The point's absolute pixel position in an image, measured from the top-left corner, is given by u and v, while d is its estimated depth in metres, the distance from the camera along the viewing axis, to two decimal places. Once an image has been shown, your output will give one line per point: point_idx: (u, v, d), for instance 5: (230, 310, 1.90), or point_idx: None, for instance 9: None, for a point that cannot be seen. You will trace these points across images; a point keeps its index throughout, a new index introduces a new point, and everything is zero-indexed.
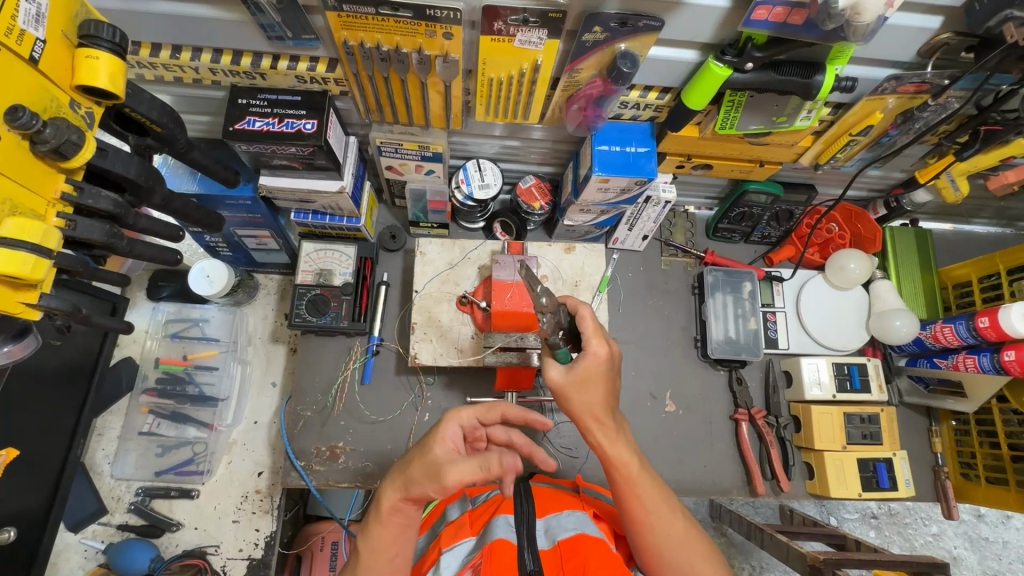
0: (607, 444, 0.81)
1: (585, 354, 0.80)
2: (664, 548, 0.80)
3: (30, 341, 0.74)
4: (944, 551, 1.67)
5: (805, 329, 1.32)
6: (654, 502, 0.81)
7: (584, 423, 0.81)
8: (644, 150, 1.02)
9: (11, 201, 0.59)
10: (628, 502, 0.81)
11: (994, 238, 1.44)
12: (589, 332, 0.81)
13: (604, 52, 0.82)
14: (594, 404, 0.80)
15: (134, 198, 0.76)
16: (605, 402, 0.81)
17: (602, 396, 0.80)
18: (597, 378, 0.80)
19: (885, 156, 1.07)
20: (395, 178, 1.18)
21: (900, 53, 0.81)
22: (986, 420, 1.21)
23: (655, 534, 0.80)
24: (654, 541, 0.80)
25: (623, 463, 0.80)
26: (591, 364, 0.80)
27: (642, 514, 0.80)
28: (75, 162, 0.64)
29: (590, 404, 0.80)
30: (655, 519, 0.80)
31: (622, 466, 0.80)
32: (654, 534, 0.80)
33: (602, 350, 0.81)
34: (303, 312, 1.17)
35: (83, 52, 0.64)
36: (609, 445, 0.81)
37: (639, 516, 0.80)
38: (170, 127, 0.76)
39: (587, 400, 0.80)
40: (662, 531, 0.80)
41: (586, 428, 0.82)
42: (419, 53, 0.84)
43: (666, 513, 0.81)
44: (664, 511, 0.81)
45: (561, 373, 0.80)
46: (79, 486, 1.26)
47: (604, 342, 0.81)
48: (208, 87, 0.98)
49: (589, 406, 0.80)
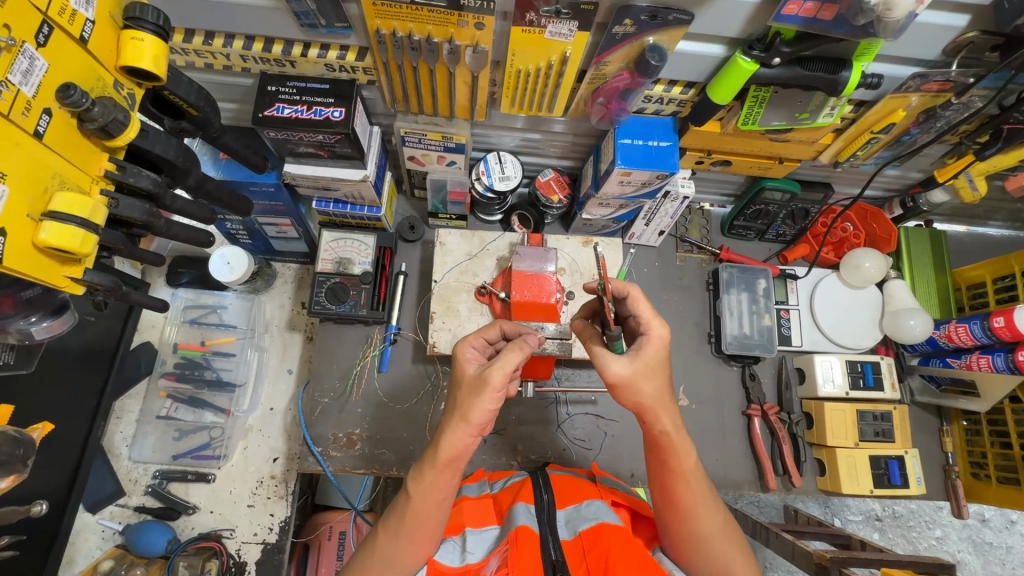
0: (672, 435, 0.79)
1: (647, 339, 0.78)
2: (702, 538, 0.82)
3: (68, 317, 0.76)
4: (948, 554, 1.67)
5: (818, 326, 1.33)
6: (703, 494, 0.82)
7: (649, 413, 0.77)
8: (666, 145, 1.04)
9: (60, 177, 0.60)
10: (676, 491, 0.82)
11: (1008, 241, 1.45)
12: (647, 315, 0.80)
13: (633, 45, 0.83)
14: (661, 394, 0.77)
15: (170, 178, 0.77)
16: (668, 391, 0.78)
17: (666, 385, 0.78)
18: (661, 364, 0.77)
19: (905, 155, 1.09)
20: (417, 168, 1.19)
21: (925, 51, 0.82)
22: (998, 421, 1.22)
23: (698, 523, 0.82)
24: (693, 530, 0.82)
25: (681, 454, 0.80)
26: (652, 347, 0.77)
27: (688, 504, 0.82)
28: (120, 141, 0.65)
29: (658, 393, 0.77)
30: (700, 510, 0.82)
31: (679, 456, 0.80)
32: (696, 524, 0.82)
33: (664, 333, 0.78)
34: (323, 299, 1.19)
35: (129, 33, 0.65)
36: (672, 435, 0.79)
37: (686, 505, 0.82)
38: (206, 110, 0.77)
39: (653, 390, 0.76)
40: (706, 521, 0.82)
41: (652, 418, 0.78)
42: (450, 43, 0.85)
43: (712, 505, 0.83)
44: (710, 504, 0.83)
45: (627, 366, 0.74)
46: (97, 467, 1.28)
47: (665, 325, 0.79)
48: (237, 74, 0.99)
49: (656, 393, 0.76)
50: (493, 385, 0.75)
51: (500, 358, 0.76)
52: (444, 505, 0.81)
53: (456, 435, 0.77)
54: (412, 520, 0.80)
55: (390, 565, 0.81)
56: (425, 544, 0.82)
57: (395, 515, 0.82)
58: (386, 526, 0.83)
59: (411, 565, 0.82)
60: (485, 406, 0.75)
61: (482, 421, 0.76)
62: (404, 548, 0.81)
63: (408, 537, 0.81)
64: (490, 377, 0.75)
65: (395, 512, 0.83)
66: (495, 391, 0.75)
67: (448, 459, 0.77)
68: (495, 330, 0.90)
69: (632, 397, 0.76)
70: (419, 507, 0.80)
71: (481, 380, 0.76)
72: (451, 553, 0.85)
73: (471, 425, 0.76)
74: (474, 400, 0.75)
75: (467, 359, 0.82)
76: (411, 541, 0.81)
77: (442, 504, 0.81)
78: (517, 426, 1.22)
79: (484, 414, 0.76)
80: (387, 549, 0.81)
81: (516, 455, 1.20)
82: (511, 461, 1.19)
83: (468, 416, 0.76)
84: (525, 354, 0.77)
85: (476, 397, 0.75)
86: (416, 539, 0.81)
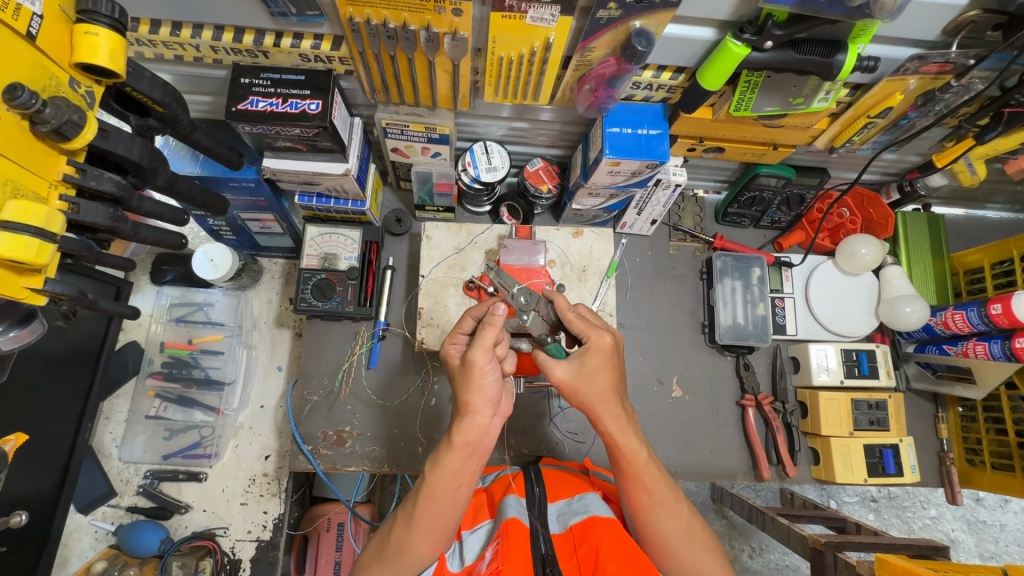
0: (616, 435, 0.82)
1: (588, 348, 0.82)
2: (665, 538, 0.82)
3: (35, 326, 0.74)
4: (942, 533, 1.68)
5: (813, 314, 1.31)
6: (660, 492, 0.83)
7: (595, 411, 0.82)
8: (656, 132, 1.00)
9: (12, 182, 0.58)
10: (633, 491, 0.83)
11: (1006, 223, 1.42)
12: (585, 325, 0.83)
13: (618, 30, 0.80)
14: (604, 395, 0.81)
15: (138, 180, 0.75)
16: (614, 391, 0.82)
17: (610, 387, 0.82)
18: (601, 366, 0.82)
19: (902, 139, 1.06)
20: (401, 160, 1.16)
21: (925, 30, 0.78)
22: (994, 407, 1.20)
23: (658, 522, 0.82)
24: (657, 529, 0.83)
25: (631, 454, 0.82)
26: (593, 355, 0.82)
27: (647, 503, 0.83)
28: (77, 142, 0.62)
29: (601, 393, 0.81)
30: (659, 509, 0.83)
31: (629, 456, 0.82)
32: (657, 524, 0.82)
33: (603, 340, 0.82)
34: (309, 296, 1.16)
35: (82, 28, 0.62)
36: (618, 434, 0.82)
37: (645, 506, 0.83)
38: (172, 107, 0.74)
39: (596, 389, 0.81)
40: (666, 521, 0.82)
41: (597, 417, 0.82)
42: (427, 30, 0.81)
43: (673, 506, 0.83)
44: (669, 502, 0.83)
45: (568, 371, 0.82)
46: (87, 468, 1.27)
47: (603, 330, 0.82)
48: (210, 66, 0.95)
49: (599, 394, 0.81)
50: (478, 365, 0.76)
51: (476, 339, 0.77)
52: (461, 491, 0.80)
53: (480, 415, 0.77)
54: (424, 507, 0.79)
55: (405, 551, 0.80)
56: (438, 534, 0.80)
57: (409, 501, 0.81)
58: (400, 514, 0.82)
59: (427, 557, 0.81)
60: (487, 380, 0.77)
61: (486, 400, 0.77)
62: (422, 540, 0.79)
63: (420, 528, 0.79)
64: (476, 360, 0.76)
65: (411, 499, 0.82)
66: (485, 368, 0.76)
67: (464, 441, 0.77)
68: (468, 321, 0.90)
69: (577, 398, 0.83)
70: (432, 493, 0.78)
71: (466, 365, 0.78)
72: (453, 558, 0.86)
73: (480, 408, 0.77)
74: (470, 385, 0.77)
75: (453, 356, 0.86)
76: (425, 530, 0.79)
77: (458, 495, 0.80)
78: (509, 420, 1.21)
79: (485, 393, 0.77)
80: (400, 536, 0.80)
81: (509, 449, 1.19)
82: (503, 456, 1.19)
83: (471, 401, 0.77)
84: (500, 326, 0.78)
85: (469, 381, 0.76)
86: (431, 529, 0.79)
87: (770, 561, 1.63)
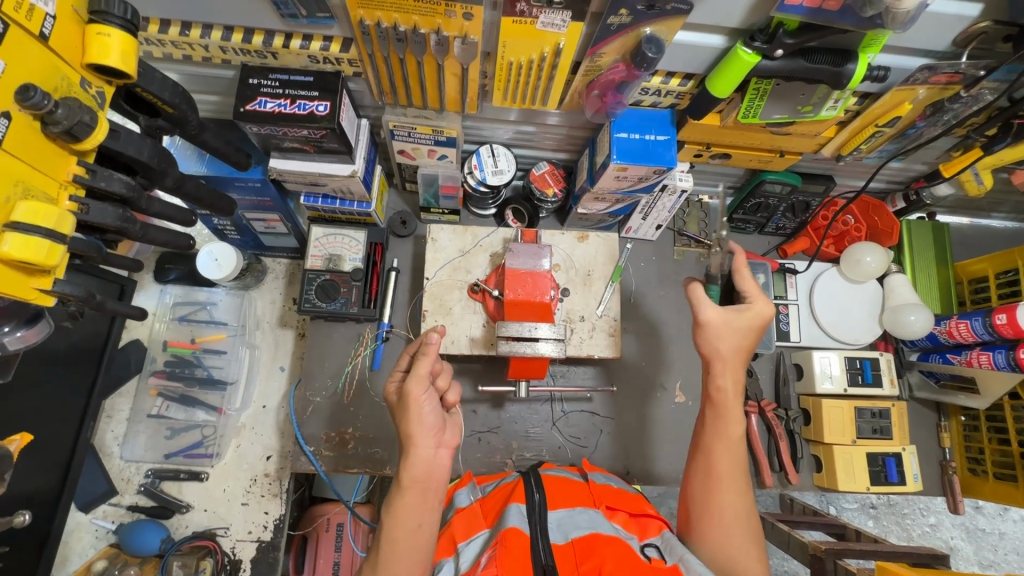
0: (730, 393, 0.90)
1: (750, 309, 0.91)
2: (723, 505, 0.85)
3: (42, 326, 0.74)
4: (941, 541, 1.68)
5: (817, 321, 1.32)
6: (733, 463, 0.87)
7: (716, 367, 0.91)
8: (664, 138, 1.00)
9: (23, 183, 0.58)
10: (714, 452, 0.88)
11: (1011, 232, 1.42)
12: (753, 291, 0.93)
13: (628, 36, 0.80)
14: (735, 353, 0.91)
15: (146, 180, 0.75)
16: (743, 354, 0.91)
17: (745, 349, 0.91)
18: (747, 330, 0.91)
19: (909, 148, 1.06)
20: (407, 162, 1.16)
21: (936, 41, 0.79)
22: (997, 416, 1.21)
23: (724, 489, 0.86)
24: (718, 496, 0.86)
25: (732, 416, 0.89)
26: (750, 313, 0.91)
27: (720, 470, 0.87)
28: (88, 143, 0.62)
29: (734, 349, 0.91)
30: (729, 481, 0.86)
31: (733, 418, 0.89)
32: (721, 492, 0.85)
33: (765, 310, 0.92)
34: (314, 297, 1.16)
35: (94, 28, 0.62)
36: (731, 392, 0.90)
37: (718, 468, 0.87)
38: (182, 108, 0.74)
39: (725, 343, 0.90)
40: (731, 493, 0.86)
41: (717, 372, 0.91)
42: (437, 34, 0.81)
43: (741, 487, 0.87)
44: (740, 477, 0.87)
45: (715, 313, 0.90)
46: (89, 466, 1.27)
47: (768, 301, 0.93)
48: (218, 66, 0.95)
49: (728, 350, 0.90)
50: (414, 395, 0.77)
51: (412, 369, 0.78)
52: (423, 531, 0.77)
53: (422, 446, 0.77)
54: (388, 549, 0.75)
55: None
56: (413, 570, 0.76)
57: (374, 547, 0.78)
58: (370, 559, 0.78)
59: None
60: (425, 409, 0.77)
61: (427, 428, 0.77)
62: None
63: (392, 562, 0.75)
64: (412, 391, 0.77)
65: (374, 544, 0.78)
66: (419, 398, 0.77)
67: (411, 478, 0.77)
68: (404, 357, 0.86)
69: (709, 349, 0.91)
70: (394, 534, 0.75)
71: (403, 398, 0.78)
72: (447, 574, 0.84)
73: (421, 437, 0.77)
74: (410, 416, 0.77)
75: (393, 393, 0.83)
76: (400, 566, 0.75)
77: (419, 535, 0.77)
78: (512, 423, 1.21)
79: (425, 420, 0.77)
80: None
81: (511, 453, 1.19)
82: (505, 459, 1.19)
83: (411, 432, 0.77)
84: (434, 354, 0.79)
85: (407, 413, 0.77)
86: (406, 566, 0.75)
87: (769, 566, 1.62)
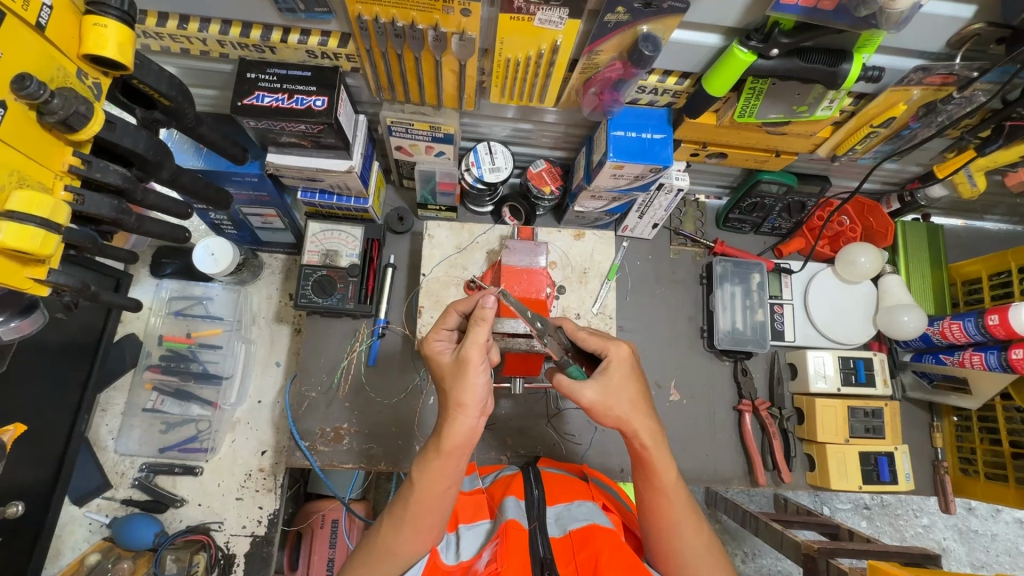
0: (651, 449, 0.80)
1: (610, 361, 0.81)
2: (684, 555, 0.81)
3: (37, 317, 0.74)
4: (933, 542, 1.69)
5: (811, 321, 1.32)
6: (681, 510, 0.82)
7: (630, 427, 0.80)
8: (660, 137, 1.01)
9: (17, 172, 0.58)
10: (659, 507, 0.82)
11: (1004, 235, 1.43)
12: (602, 340, 0.83)
13: (625, 34, 0.80)
14: (634, 406, 0.80)
15: (142, 172, 0.75)
16: (641, 401, 0.81)
17: (640, 396, 0.80)
18: (628, 379, 0.80)
19: (904, 149, 1.06)
20: (405, 158, 1.16)
21: (930, 42, 0.79)
22: (989, 418, 1.21)
23: (680, 540, 0.81)
24: (677, 545, 0.81)
25: (663, 469, 0.81)
26: (616, 367, 0.80)
27: (668, 520, 0.82)
28: (84, 133, 0.62)
29: (631, 405, 0.79)
30: (682, 527, 0.81)
31: (661, 470, 0.81)
32: (678, 540, 0.81)
33: (622, 351, 0.82)
34: (310, 292, 1.16)
35: (91, 19, 0.62)
36: (655, 446, 0.80)
37: (667, 522, 0.82)
38: (179, 100, 0.74)
39: (623, 404, 0.79)
40: (689, 536, 0.81)
41: (633, 430, 0.80)
42: (435, 29, 0.81)
43: (694, 524, 0.82)
44: (691, 519, 0.82)
45: (595, 391, 0.77)
46: (83, 460, 1.27)
47: (620, 342, 0.82)
48: (216, 60, 0.95)
49: (630, 406, 0.79)
50: (472, 362, 0.75)
51: (468, 336, 0.76)
52: (448, 493, 0.80)
53: (465, 417, 0.76)
54: (415, 507, 0.79)
55: (394, 551, 0.80)
56: (428, 532, 0.80)
57: (399, 502, 0.81)
58: (390, 513, 0.82)
59: (415, 553, 0.81)
60: (478, 383, 0.76)
61: (478, 401, 0.76)
62: (410, 539, 0.80)
63: (410, 526, 0.79)
64: (470, 357, 0.75)
65: (399, 501, 0.81)
66: (478, 366, 0.75)
67: (453, 446, 0.76)
68: (453, 316, 0.87)
69: (609, 417, 0.80)
70: (421, 496, 0.78)
71: (459, 363, 0.77)
72: (448, 550, 0.86)
73: (470, 408, 0.76)
74: (463, 383, 0.75)
75: (438, 352, 0.84)
76: (413, 531, 0.80)
77: (444, 497, 0.79)
78: (507, 420, 1.21)
79: (478, 393, 0.76)
80: (388, 538, 0.80)
81: (506, 450, 1.19)
82: (500, 456, 1.19)
83: (463, 401, 0.76)
84: (491, 321, 0.76)
85: (462, 380, 0.75)
86: (421, 530, 0.80)
87: (762, 566, 1.63)
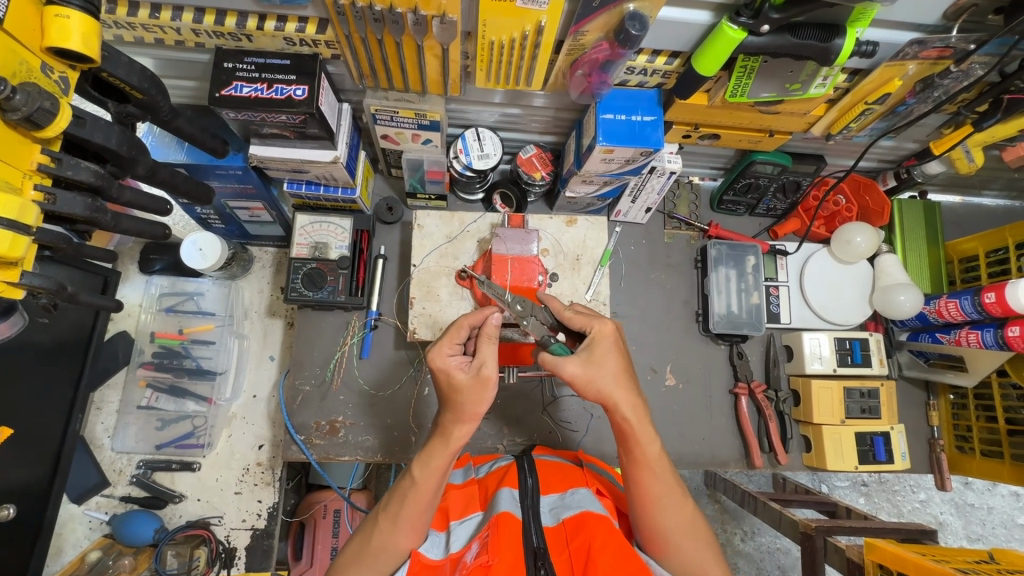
0: (633, 421, 0.80)
1: (596, 338, 0.82)
2: (669, 531, 0.81)
3: (15, 319, 0.73)
4: (930, 516, 1.70)
5: (807, 303, 1.31)
6: (666, 485, 0.82)
7: (612, 401, 0.80)
8: (650, 119, 0.99)
9: None
10: (642, 483, 0.82)
11: (1002, 211, 1.42)
12: (585, 317, 0.84)
13: (612, 13, 0.77)
14: (619, 380, 0.80)
15: (117, 168, 0.73)
16: (626, 377, 0.81)
17: (623, 371, 0.81)
18: (612, 354, 0.81)
19: (900, 126, 1.05)
20: (391, 147, 1.13)
21: (926, 13, 0.77)
22: (985, 395, 1.21)
23: (664, 515, 0.81)
24: (661, 522, 0.81)
25: (645, 442, 0.81)
26: (600, 344, 0.81)
27: (654, 495, 0.81)
28: (51, 130, 0.61)
29: (616, 380, 0.80)
30: (666, 501, 0.81)
31: (644, 443, 0.81)
32: (662, 516, 0.81)
33: (607, 327, 0.83)
34: (300, 286, 1.15)
35: (52, 10, 0.59)
36: (636, 421, 0.80)
37: (652, 497, 0.81)
38: (151, 93, 0.72)
39: (608, 378, 0.80)
40: (672, 513, 0.81)
41: (614, 405, 0.80)
42: (415, 13, 0.78)
43: (679, 499, 0.82)
44: (676, 495, 0.82)
45: (578, 365, 0.79)
46: (79, 458, 1.27)
47: (604, 319, 0.84)
48: (192, 50, 0.92)
49: (615, 381, 0.80)
50: (493, 379, 0.78)
51: (483, 355, 0.78)
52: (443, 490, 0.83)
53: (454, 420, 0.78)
54: (410, 501, 0.80)
55: (388, 548, 0.81)
56: (421, 527, 0.82)
57: (394, 499, 0.82)
58: (386, 510, 0.83)
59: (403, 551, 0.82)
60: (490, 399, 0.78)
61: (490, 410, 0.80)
62: (406, 536, 0.81)
63: (408, 522, 0.81)
64: (489, 374, 0.77)
65: (396, 496, 0.83)
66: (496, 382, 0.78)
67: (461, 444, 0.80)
68: (464, 329, 0.83)
69: (592, 390, 0.80)
70: (420, 490, 0.80)
71: (480, 380, 0.78)
72: (435, 548, 0.84)
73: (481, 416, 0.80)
74: (480, 398, 0.78)
75: (454, 367, 0.79)
76: (411, 527, 0.81)
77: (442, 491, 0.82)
78: (503, 409, 1.21)
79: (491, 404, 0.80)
80: (385, 535, 0.81)
81: (502, 438, 1.19)
82: (497, 445, 1.19)
83: (477, 411, 0.79)
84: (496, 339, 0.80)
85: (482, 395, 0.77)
86: (416, 525, 0.81)
87: (761, 544, 1.64)
